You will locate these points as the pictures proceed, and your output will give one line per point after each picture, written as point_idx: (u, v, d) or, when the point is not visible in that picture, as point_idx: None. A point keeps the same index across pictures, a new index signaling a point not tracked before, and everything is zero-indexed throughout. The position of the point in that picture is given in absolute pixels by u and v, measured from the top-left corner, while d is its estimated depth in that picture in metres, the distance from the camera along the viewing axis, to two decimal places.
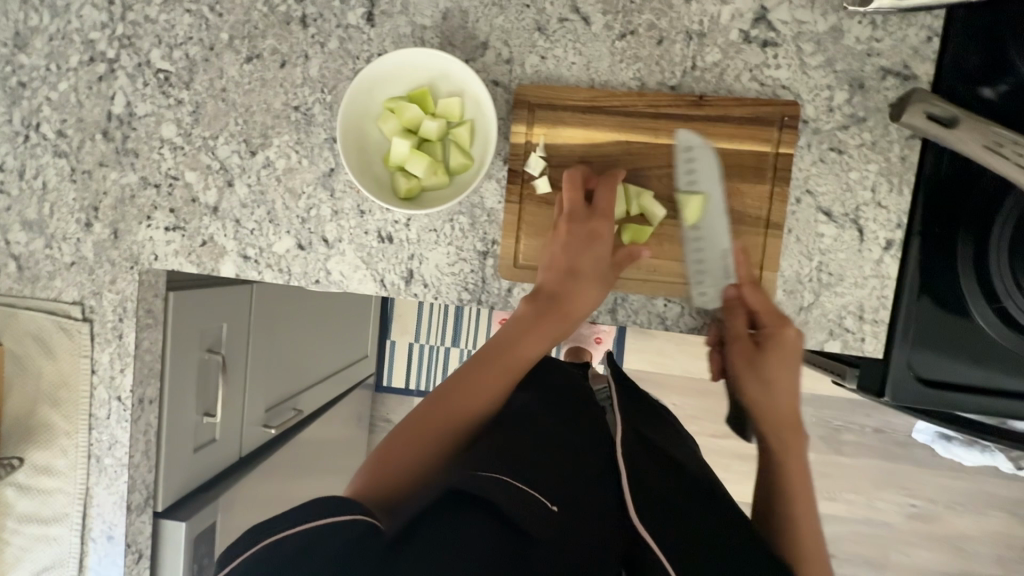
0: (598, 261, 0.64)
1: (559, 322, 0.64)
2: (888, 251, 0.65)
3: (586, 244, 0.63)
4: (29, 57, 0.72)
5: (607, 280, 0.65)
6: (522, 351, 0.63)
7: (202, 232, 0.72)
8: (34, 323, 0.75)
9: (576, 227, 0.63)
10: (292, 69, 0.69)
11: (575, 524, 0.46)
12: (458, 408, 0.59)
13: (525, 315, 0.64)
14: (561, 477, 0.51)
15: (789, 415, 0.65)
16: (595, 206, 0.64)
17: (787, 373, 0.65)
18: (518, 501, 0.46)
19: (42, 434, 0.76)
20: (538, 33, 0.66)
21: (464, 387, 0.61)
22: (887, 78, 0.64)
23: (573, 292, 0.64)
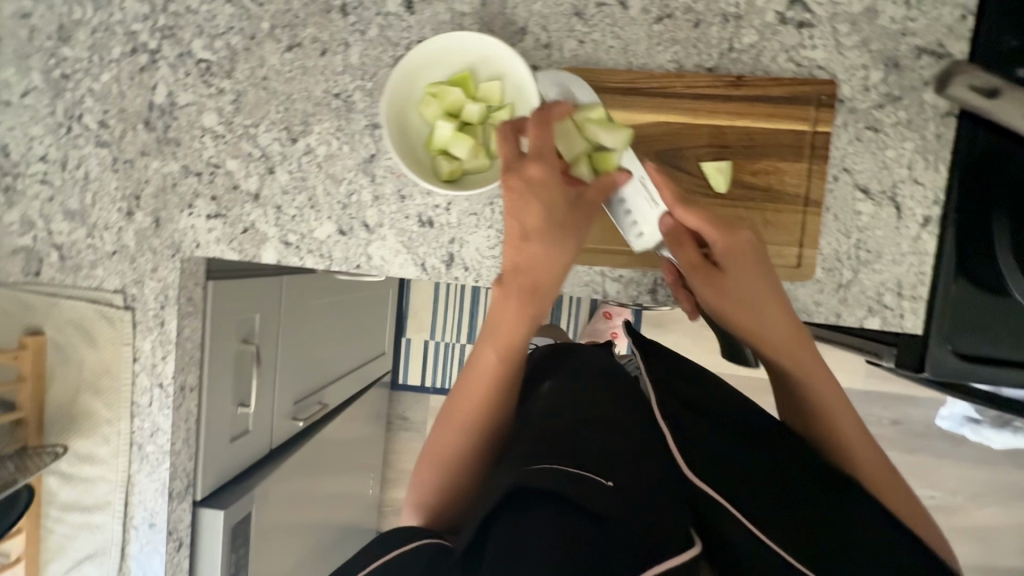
0: (551, 208, 0.60)
1: (534, 291, 0.61)
2: (926, 228, 0.66)
3: (527, 195, 0.60)
4: (72, 49, 0.74)
5: (574, 223, 0.61)
6: (511, 330, 0.61)
7: (243, 220, 0.73)
8: (77, 312, 0.75)
9: (516, 182, 0.60)
10: (333, 57, 0.70)
11: (636, 498, 0.47)
12: (470, 408, 0.61)
13: (498, 300, 0.62)
14: (612, 451, 0.52)
15: (783, 333, 0.61)
16: (526, 153, 0.61)
17: (755, 281, 0.61)
18: (576, 483, 0.46)
19: (86, 422, 0.77)
20: (575, 17, 0.67)
21: (459, 395, 0.62)
22: (922, 57, 0.65)
23: (532, 254, 0.61)
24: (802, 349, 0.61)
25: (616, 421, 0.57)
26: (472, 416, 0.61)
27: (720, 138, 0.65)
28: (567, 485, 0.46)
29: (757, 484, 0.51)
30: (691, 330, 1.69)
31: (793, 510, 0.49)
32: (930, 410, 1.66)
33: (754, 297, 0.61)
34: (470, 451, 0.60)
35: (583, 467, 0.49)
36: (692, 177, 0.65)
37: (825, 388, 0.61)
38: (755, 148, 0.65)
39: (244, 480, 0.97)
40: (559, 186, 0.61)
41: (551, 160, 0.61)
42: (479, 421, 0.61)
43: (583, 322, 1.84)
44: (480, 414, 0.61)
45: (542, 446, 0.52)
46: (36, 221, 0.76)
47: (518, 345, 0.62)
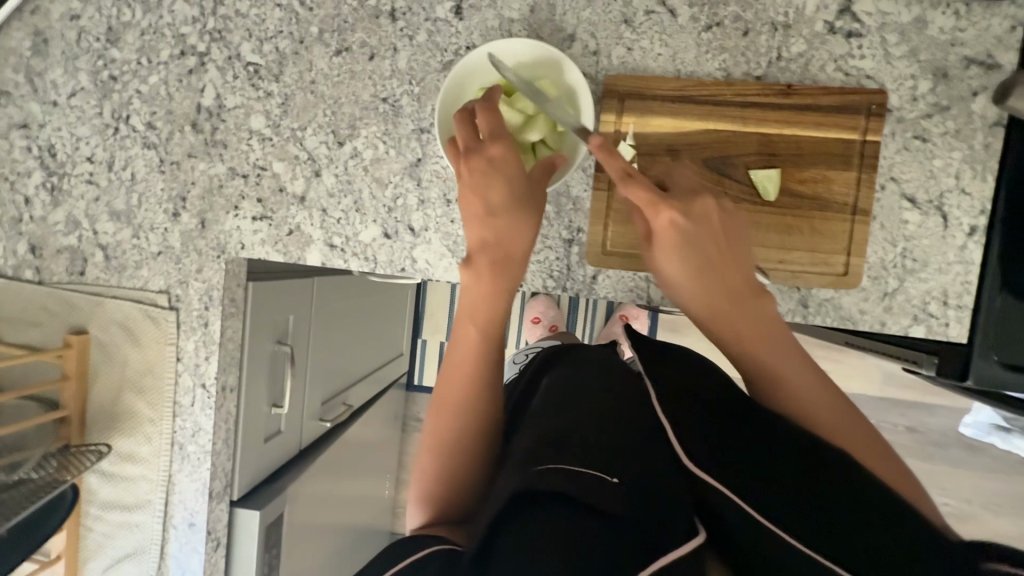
0: (515, 186, 0.62)
1: (503, 268, 0.63)
2: (972, 237, 0.66)
3: (489, 174, 0.62)
4: (121, 51, 0.74)
5: (535, 196, 0.63)
6: (482, 311, 0.63)
7: (289, 222, 0.73)
8: (121, 312, 0.76)
9: (477, 164, 0.62)
10: (381, 62, 0.71)
11: (647, 493, 0.46)
12: (456, 396, 0.62)
13: (467, 281, 0.63)
14: (619, 450, 0.52)
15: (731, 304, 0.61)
16: (483, 134, 0.62)
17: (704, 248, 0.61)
18: (577, 481, 0.46)
19: (128, 421, 0.77)
20: (624, 25, 0.68)
21: (445, 383, 0.63)
22: (971, 67, 0.65)
23: (498, 231, 0.62)
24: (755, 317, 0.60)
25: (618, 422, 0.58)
26: (461, 404, 0.62)
27: (768, 146, 0.65)
28: (577, 488, 0.45)
29: (779, 466, 0.47)
30: (709, 335, 1.69)
31: (823, 498, 0.45)
32: (946, 418, 1.66)
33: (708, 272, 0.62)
34: (460, 440, 0.61)
35: (589, 466, 0.49)
36: (740, 185, 0.66)
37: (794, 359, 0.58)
38: (803, 156, 0.65)
39: (275, 480, 0.97)
40: (520, 164, 0.62)
41: (508, 140, 0.62)
42: (469, 409, 0.62)
43: (600, 326, 1.84)
44: (468, 401, 0.62)
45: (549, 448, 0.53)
46: (82, 221, 0.76)
47: (494, 327, 0.63)
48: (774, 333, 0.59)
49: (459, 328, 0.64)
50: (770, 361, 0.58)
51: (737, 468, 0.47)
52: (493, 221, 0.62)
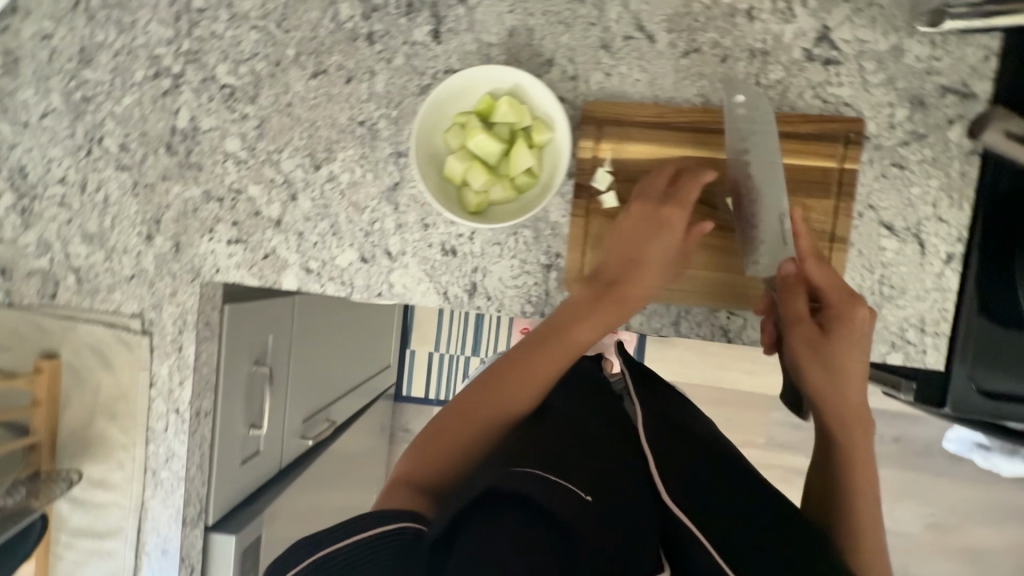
0: (668, 255, 0.65)
1: (616, 307, 0.65)
2: (949, 265, 0.66)
3: (649, 230, 0.64)
4: (94, 71, 0.73)
5: (673, 259, 0.66)
6: (578, 333, 0.65)
7: (264, 245, 0.72)
8: (92, 336, 0.75)
9: (646, 214, 0.65)
10: (357, 85, 0.70)
11: (612, 515, 0.48)
12: (520, 389, 0.65)
13: (581, 298, 0.66)
14: (596, 471, 0.53)
15: (852, 411, 0.63)
16: (673, 191, 0.64)
17: (854, 358, 0.62)
18: (551, 492, 0.48)
19: (101, 447, 0.76)
20: (603, 50, 0.68)
21: (507, 384, 0.65)
22: (947, 96, 0.65)
23: (631, 281, 0.66)
24: (864, 433, 0.63)
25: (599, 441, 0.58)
26: (506, 402, 0.64)
27: None
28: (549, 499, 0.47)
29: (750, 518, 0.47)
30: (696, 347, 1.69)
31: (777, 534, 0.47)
32: (931, 429, 1.66)
33: (843, 370, 0.62)
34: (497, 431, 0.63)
35: (565, 479, 0.50)
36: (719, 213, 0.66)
37: (864, 465, 0.62)
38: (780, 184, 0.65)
39: (253, 502, 0.96)
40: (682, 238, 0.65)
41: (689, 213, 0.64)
42: (525, 404, 0.64)
43: None
44: (511, 409, 0.64)
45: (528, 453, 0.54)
46: (53, 244, 0.75)
47: (578, 351, 0.66)
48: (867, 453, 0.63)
49: (541, 338, 0.66)
50: (862, 482, 0.61)
51: (710, 510, 0.48)
52: (626, 263, 0.66)
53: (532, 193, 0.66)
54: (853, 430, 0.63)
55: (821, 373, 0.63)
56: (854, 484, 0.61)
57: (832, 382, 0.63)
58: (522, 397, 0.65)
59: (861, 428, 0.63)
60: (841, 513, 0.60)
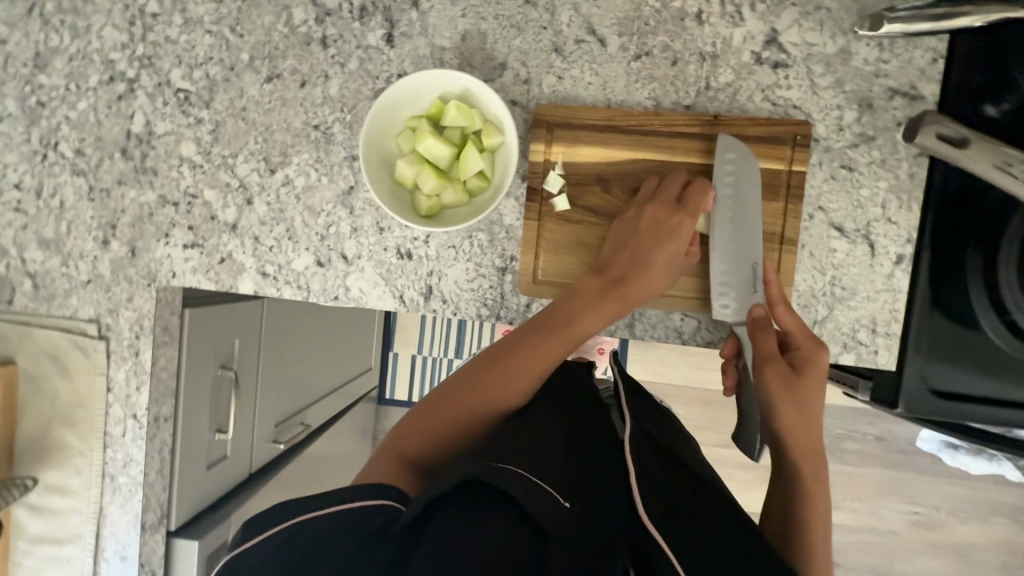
0: (671, 261, 0.65)
1: (620, 304, 0.64)
2: (899, 265, 0.67)
3: (655, 236, 0.64)
4: (49, 76, 0.73)
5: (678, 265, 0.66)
6: (581, 322, 0.63)
7: (220, 249, 0.72)
8: (49, 342, 0.74)
9: (653, 221, 0.64)
10: (312, 89, 0.70)
11: (588, 519, 0.46)
12: (521, 373, 0.62)
13: (587, 289, 0.64)
14: (575, 476, 0.51)
15: (814, 445, 0.63)
16: (680, 204, 0.64)
17: (816, 394, 0.64)
18: (535, 496, 0.46)
19: (58, 453, 0.75)
20: (555, 54, 0.68)
21: (507, 369, 0.62)
22: (895, 98, 0.66)
23: (638, 278, 0.64)
24: (819, 463, 0.63)
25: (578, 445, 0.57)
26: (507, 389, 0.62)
27: (696, 177, 0.66)
28: (530, 500, 0.46)
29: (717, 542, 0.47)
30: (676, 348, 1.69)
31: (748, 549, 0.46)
32: (914, 427, 1.65)
33: (806, 405, 0.63)
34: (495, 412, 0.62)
35: (547, 481, 0.49)
36: None
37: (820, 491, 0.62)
38: None
39: (221, 507, 0.95)
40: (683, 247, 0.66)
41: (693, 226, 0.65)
42: (522, 391, 0.62)
43: None
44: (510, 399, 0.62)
45: (510, 449, 0.53)
46: (9, 249, 0.75)
47: (581, 339, 0.64)
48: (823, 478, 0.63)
49: (543, 325, 0.64)
50: (818, 508, 0.61)
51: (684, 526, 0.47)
52: (632, 261, 0.65)
53: (484, 195, 0.66)
54: (817, 463, 0.63)
55: (790, 410, 0.63)
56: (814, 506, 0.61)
57: (797, 415, 0.63)
58: (521, 386, 0.62)
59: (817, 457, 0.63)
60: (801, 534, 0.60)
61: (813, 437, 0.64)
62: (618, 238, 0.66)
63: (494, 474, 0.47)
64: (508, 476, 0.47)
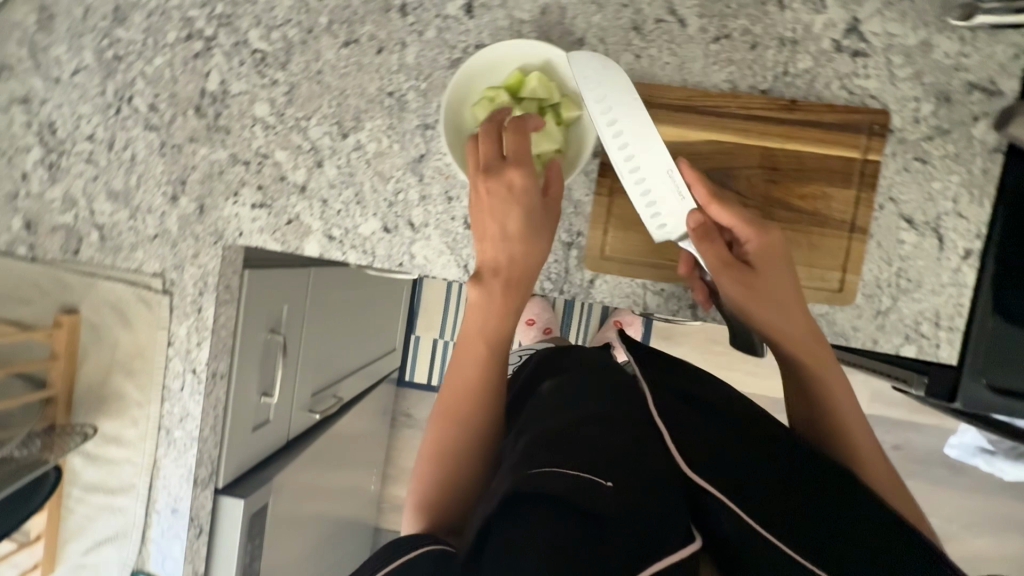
0: (531, 212, 0.62)
1: (509, 290, 0.64)
2: (967, 260, 0.67)
3: (507, 196, 0.62)
4: (127, 31, 0.74)
5: (549, 217, 0.63)
6: (481, 326, 0.65)
7: (288, 211, 0.73)
8: (113, 293, 0.75)
9: (494, 186, 0.62)
10: (388, 56, 0.71)
11: (637, 498, 0.49)
12: (460, 399, 0.65)
13: (478, 299, 0.65)
14: (611, 452, 0.54)
15: (810, 339, 0.61)
16: (506, 155, 0.62)
17: (775, 270, 0.62)
18: (579, 487, 0.48)
19: (117, 403, 0.77)
20: (634, 32, 0.68)
21: (443, 407, 0.66)
22: (973, 92, 0.66)
23: (510, 254, 0.63)
24: (812, 347, 0.62)
25: (608, 420, 0.60)
26: (454, 420, 0.64)
27: (771, 160, 0.66)
28: (577, 493, 0.48)
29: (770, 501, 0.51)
30: (700, 345, 1.69)
31: (812, 525, 0.50)
32: (933, 437, 1.65)
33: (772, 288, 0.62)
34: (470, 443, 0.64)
35: (583, 469, 0.50)
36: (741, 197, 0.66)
37: (844, 399, 0.62)
38: (803, 169, 0.66)
39: (261, 470, 0.96)
40: (535, 191, 0.62)
41: (530, 165, 0.62)
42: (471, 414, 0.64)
43: (594, 329, 1.80)
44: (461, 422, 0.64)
45: (539, 446, 0.54)
46: (78, 200, 0.75)
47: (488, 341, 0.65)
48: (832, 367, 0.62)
49: (465, 355, 0.66)
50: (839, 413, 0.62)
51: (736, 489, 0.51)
52: (500, 243, 0.63)
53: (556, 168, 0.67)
54: (820, 362, 0.62)
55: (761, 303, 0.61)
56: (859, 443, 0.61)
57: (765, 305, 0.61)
58: (462, 404, 0.65)
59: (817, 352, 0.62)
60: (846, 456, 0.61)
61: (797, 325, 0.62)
62: (483, 215, 0.63)
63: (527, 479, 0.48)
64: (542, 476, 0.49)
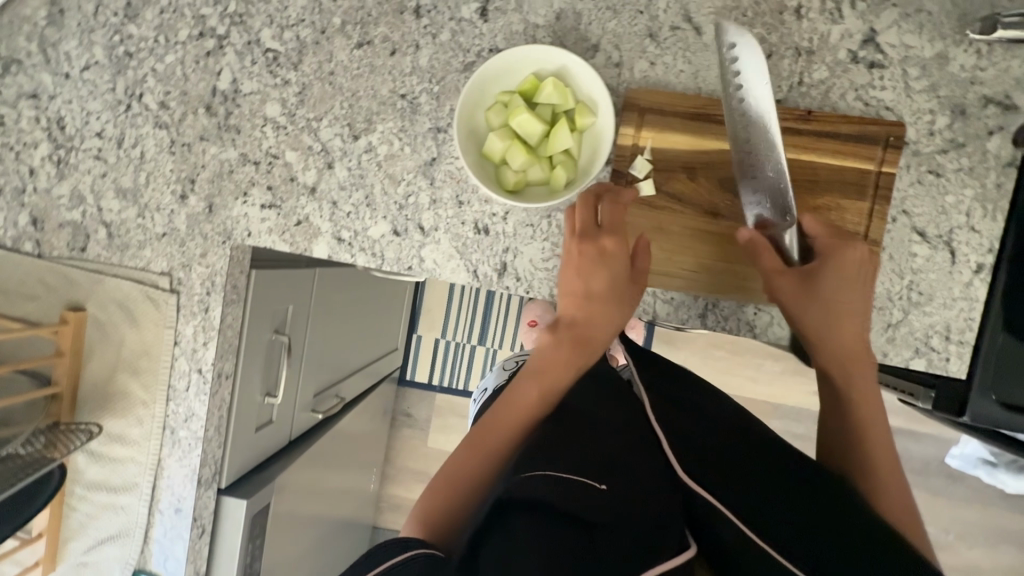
0: (615, 281, 0.65)
1: (581, 351, 0.67)
2: (978, 275, 0.67)
3: (600, 264, 0.65)
4: (138, 27, 0.73)
5: (634, 296, 0.67)
6: (546, 377, 0.65)
7: (298, 212, 0.73)
8: (120, 291, 0.75)
9: (589, 250, 0.65)
10: (401, 58, 0.70)
11: (628, 502, 0.50)
12: (504, 430, 0.63)
13: (547, 346, 0.67)
14: (601, 454, 0.54)
15: (862, 361, 0.63)
16: (603, 223, 0.65)
17: (849, 288, 0.63)
18: (568, 491, 0.49)
19: (121, 402, 0.76)
20: (649, 39, 0.68)
21: (484, 433, 0.63)
22: (988, 107, 0.65)
23: (590, 314, 0.67)
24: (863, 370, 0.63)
25: (601, 422, 0.60)
26: (481, 457, 0.61)
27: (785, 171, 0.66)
28: (566, 494, 0.48)
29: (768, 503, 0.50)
30: (702, 350, 1.68)
31: (809, 524, 0.48)
32: (932, 447, 1.65)
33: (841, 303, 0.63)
34: (486, 466, 0.60)
35: (577, 473, 0.51)
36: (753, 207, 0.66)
37: (879, 428, 0.62)
38: (817, 181, 0.65)
39: (263, 470, 0.96)
40: (626, 263, 0.66)
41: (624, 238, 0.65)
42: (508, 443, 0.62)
43: None
44: (486, 464, 0.61)
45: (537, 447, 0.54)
46: (86, 196, 0.75)
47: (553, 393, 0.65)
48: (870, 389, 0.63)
49: (518, 395, 0.65)
50: (870, 437, 0.62)
51: (734, 491, 0.51)
52: (582, 304, 0.66)
53: (569, 174, 0.66)
54: (860, 386, 0.63)
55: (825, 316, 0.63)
56: (876, 460, 0.61)
57: (834, 316, 0.63)
58: (501, 433, 0.63)
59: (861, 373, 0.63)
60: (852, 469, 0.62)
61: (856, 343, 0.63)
62: (571, 272, 0.66)
63: (518, 484, 0.49)
64: (531, 479, 0.49)
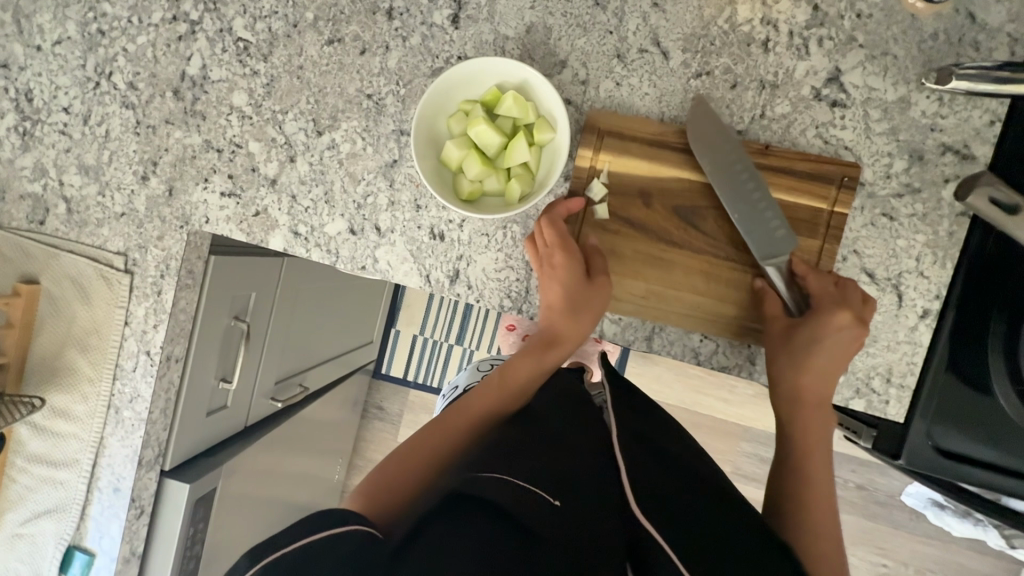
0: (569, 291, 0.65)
1: (547, 355, 0.69)
2: (924, 320, 0.66)
3: (550, 277, 0.65)
4: (112, 6, 0.73)
5: (595, 306, 0.66)
6: (511, 375, 0.68)
7: (256, 203, 0.73)
8: (75, 267, 0.75)
9: (543, 265, 0.66)
10: (371, 58, 0.70)
11: (576, 520, 0.49)
12: (463, 420, 0.66)
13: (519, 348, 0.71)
14: (564, 474, 0.54)
15: (818, 413, 0.65)
16: (552, 241, 0.65)
17: (824, 351, 0.63)
18: (520, 499, 0.49)
19: (68, 378, 0.77)
20: (616, 59, 0.68)
21: (439, 424, 0.66)
22: (946, 154, 0.66)
23: (552, 322, 0.68)
24: (822, 420, 0.65)
25: (564, 439, 0.61)
26: (438, 447, 0.63)
27: None
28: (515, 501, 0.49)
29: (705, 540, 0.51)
30: (676, 366, 1.67)
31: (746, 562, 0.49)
32: (895, 481, 1.65)
33: (817, 361, 0.63)
34: (441, 459, 0.62)
35: (532, 485, 0.51)
36: (705, 237, 0.66)
37: (822, 480, 0.64)
38: None
39: (213, 455, 0.96)
40: (579, 272, 0.65)
41: (571, 247, 0.65)
42: (465, 439, 0.64)
43: None
44: (449, 450, 0.63)
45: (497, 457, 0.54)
46: (48, 171, 0.75)
47: (514, 392, 0.68)
48: (823, 441, 0.65)
49: (487, 385, 0.69)
50: (813, 483, 0.64)
51: (685, 536, 0.50)
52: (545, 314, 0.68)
53: (524, 187, 0.66)
54: (810, 432, 0.65)
55: (797, 372, 0.64)
56: (811, 509, 0.63)
57: (809, 372, 0.63)
58: (458, 425, 0.65)
59: (814, 422, 0.65)
60: (793, 513, 0.63)
61: (816, 394, 0.64)
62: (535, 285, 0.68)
63: (471, 481, 0.50)
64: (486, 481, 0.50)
